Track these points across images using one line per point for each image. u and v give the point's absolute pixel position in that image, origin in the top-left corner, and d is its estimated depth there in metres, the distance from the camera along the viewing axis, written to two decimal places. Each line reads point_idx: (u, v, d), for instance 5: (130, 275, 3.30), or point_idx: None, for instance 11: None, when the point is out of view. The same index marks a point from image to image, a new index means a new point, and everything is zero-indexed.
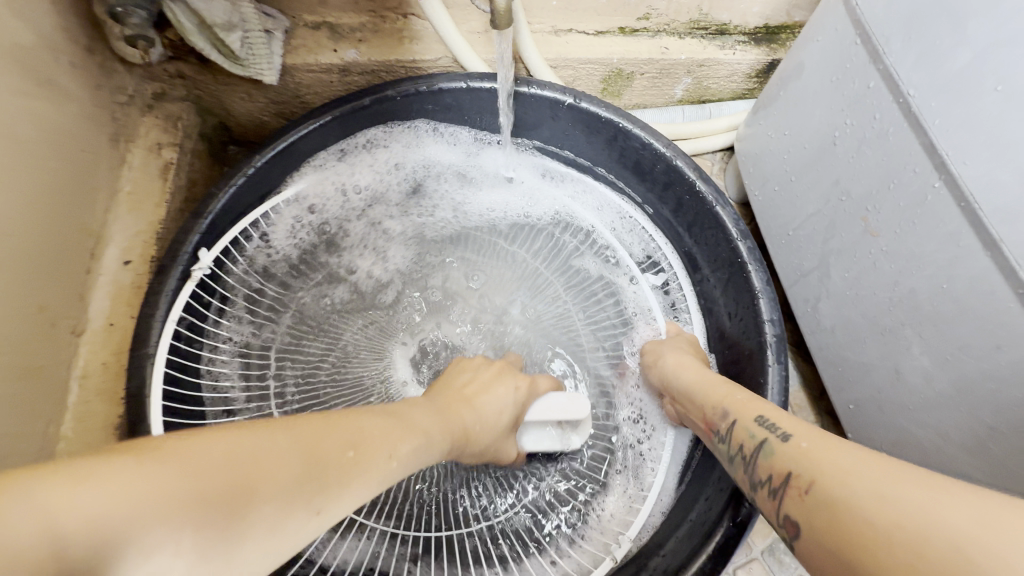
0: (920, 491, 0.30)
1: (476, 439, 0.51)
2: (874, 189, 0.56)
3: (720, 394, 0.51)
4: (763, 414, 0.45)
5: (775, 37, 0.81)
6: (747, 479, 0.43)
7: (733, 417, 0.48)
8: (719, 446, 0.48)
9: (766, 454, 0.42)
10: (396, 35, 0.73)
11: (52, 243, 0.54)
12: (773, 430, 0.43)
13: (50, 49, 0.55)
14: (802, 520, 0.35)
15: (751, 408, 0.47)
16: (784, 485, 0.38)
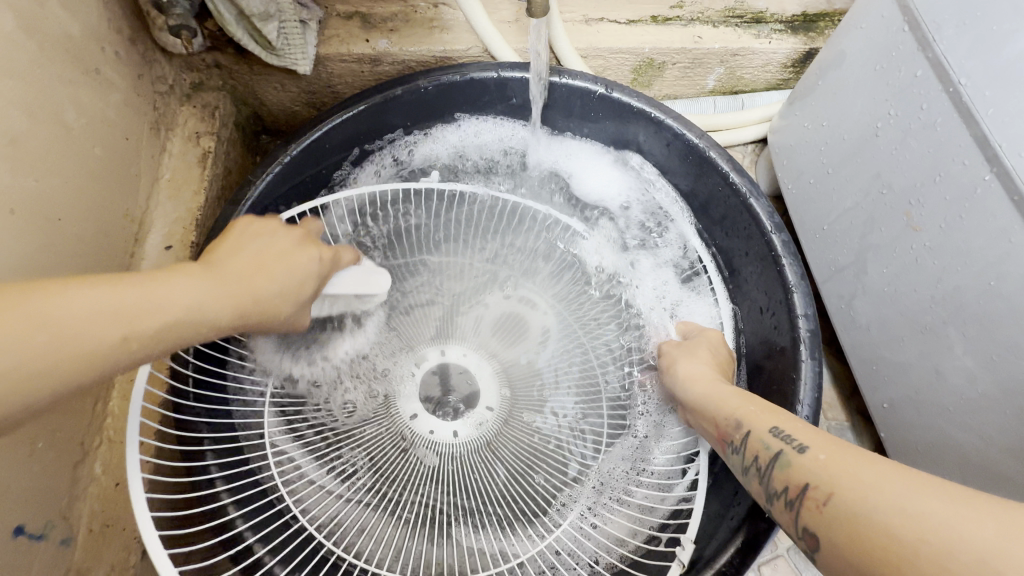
0: (943, 503, 0.30)
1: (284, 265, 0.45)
2: (918, 181, 0.54)
3: (734, 405, 0.49)
4: (777, 427, 0.43)
5: (813, 25, 0.79)
6: (761, 490, 0.42)
7: (745, 429, 0.46)
8: (730, 455, 0.47)
9: (780, 466, 0.41)
10: (426, 25, 0.73)
11: (97, 227, 0.56)
12: (788, 442, 0.42)
13: (97, 40, 0.57)
14: (823, 533, 0.35)
15: (764, 420, 0.45)
16: (800, 497, 0.38)
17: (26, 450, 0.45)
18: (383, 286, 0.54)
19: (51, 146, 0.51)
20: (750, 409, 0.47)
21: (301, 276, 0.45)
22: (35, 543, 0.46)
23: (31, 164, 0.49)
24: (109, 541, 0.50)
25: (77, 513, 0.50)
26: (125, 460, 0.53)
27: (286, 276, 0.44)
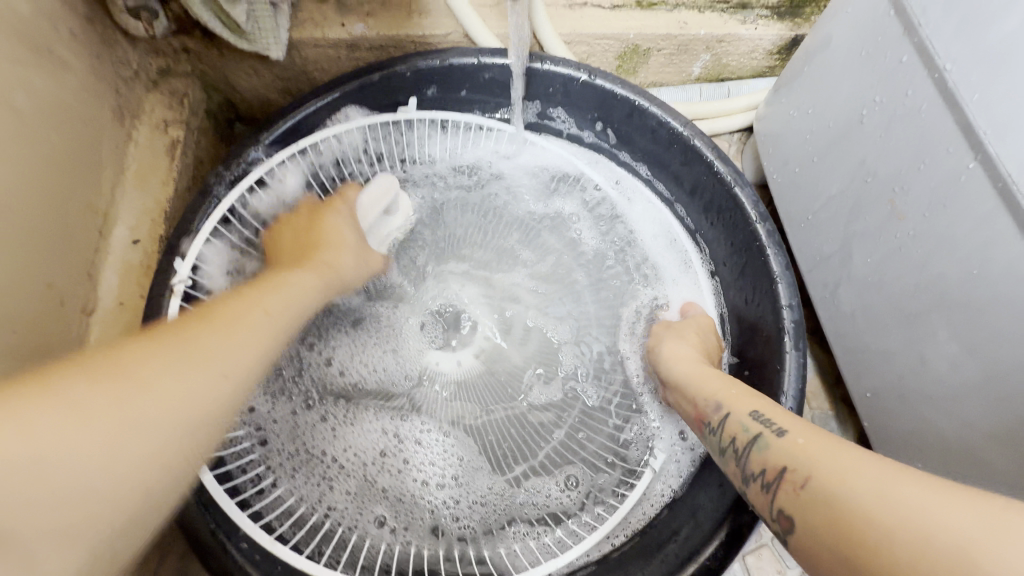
0: (931, 494, 0.29)
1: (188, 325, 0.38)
2: (903, 169, 0.53)
3: (711, 389, 0.49)
4: (756, 411, 0.44)
5: (798, 12, 0.77)
6: (739, 473, 0.42)
7: (724, 411, 0.46)
8: (709, 439, 0.47)
9: (759, 448, 0.40)
10: (405, 9, 0.70)
11: (58, 221, 0.54)
12: (766, 424, 0.41)
13: (48, 22, 0.54)
14: (798, 514, 0.34)
15: (737, 401, 0.46)
16: (777, 479, 0.37)
17: None
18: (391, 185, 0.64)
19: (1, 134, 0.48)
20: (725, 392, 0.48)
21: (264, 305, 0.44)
22: None
23: None
24: None
25: None
26: None
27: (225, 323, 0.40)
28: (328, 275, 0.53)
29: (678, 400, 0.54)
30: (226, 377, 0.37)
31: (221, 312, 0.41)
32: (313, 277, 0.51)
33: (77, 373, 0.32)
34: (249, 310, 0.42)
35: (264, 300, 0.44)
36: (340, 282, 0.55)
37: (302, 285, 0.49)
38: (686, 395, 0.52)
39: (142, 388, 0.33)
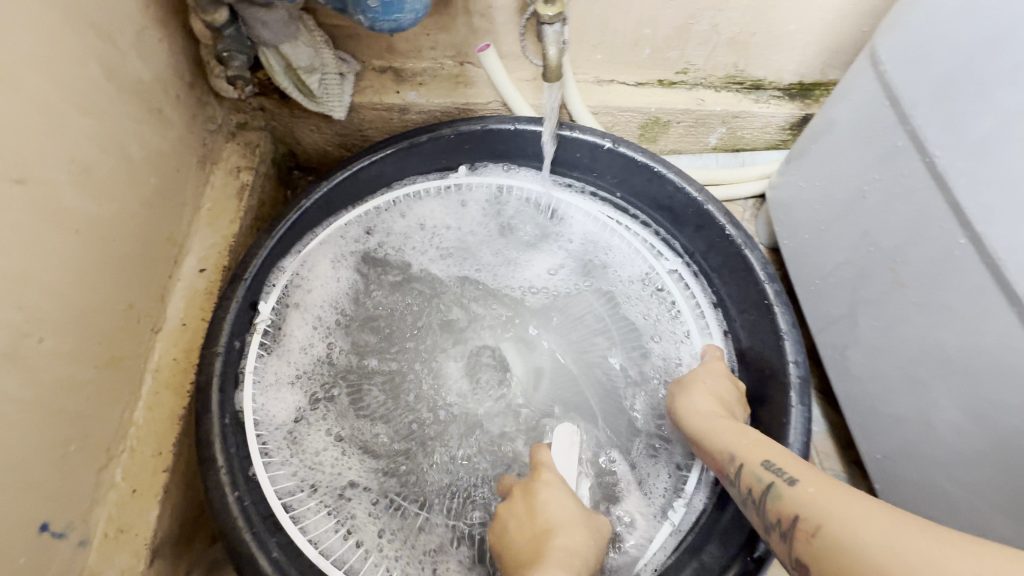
0: (927, 545, 0.32)
1: None
2: (903, 241, 0.57)
3: (725, 441, 0.52)
4: (769, 462, 0.46)
5: (809, 93, 0.85)
6: (760, 522, 0.44)
7: (738, 462, 0.49)
8: (730, 490, 0.49)
9: (773, 497, 0.43)
10: (453, 80, 0.80)
11: (147, 249, 0.60)
12: (780, 474, 0.44)
13: (163, 85, 0.63)
14: (813, 563, 0.36)
15: (753, 452, 0.49)
16: (792, 527, 0.39)
17: (58, 452, 0.47)
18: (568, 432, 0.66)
19: (115, 175, 0.55)
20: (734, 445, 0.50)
21: None
22: (57, 540, 0.47)
23: (97, 189, 0.52)
24: (120, 546, 0.52)
25: (94, 519, 0.52)
26: (146, 468, 0.56)
27: None
28: (574, 563, 0.48)
29: (699, 451, 0.56)
30: None
31: None
32: (561, 574, 0.45)
33: None
34: None
35: None
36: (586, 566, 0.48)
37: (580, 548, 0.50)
38: (705, 448, 0.54)
39: None
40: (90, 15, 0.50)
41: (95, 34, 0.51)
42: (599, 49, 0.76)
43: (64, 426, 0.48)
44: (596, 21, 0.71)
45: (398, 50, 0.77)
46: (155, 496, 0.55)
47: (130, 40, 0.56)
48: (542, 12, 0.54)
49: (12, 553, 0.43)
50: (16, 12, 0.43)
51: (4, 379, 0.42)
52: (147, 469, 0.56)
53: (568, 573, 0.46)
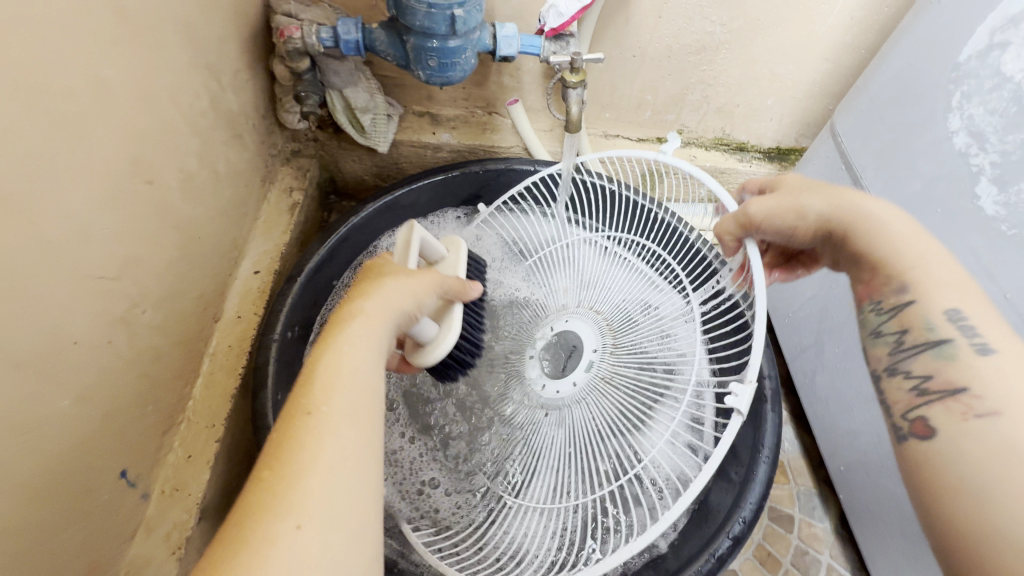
0: None
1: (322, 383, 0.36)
2: (858, 280, 0.69)
3: (876, 257, 0.42)
4: (956, 308, 0.38)
5: (785, 157, 0.98)
6: (886, 355, 0.41)
7: (911, 296, 0.40)
8: (867, 316, 0.43)
9: (939, 355, 0.38)
10: (481, 126, 0.93)
11: (219, 249, 0.70)
12: (966, 332, 0.37)
13: (246, 115, 0.75)
14: (947, 440, 0.34)
15: (937, 271, 0.40)
16: (944, 397, 0.36)
17: (140, 411, 0.55)
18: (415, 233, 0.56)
19: (207, 185, 0.65)
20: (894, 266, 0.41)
21: (351, 349, 0.38)
22: (128, 488, 0.54)
23: (195, 195, 0.63)
24: (175, 503, 0.59)
25: (154, 476, 0.59)
26: (200, 438, 0.63)
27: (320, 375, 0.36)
28: (385, 310, 0.43)
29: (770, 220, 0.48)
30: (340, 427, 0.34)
31: (305, 430, 0.33)
32: (362, 321, 0.41)
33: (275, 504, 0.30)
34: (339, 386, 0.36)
35: (337, 359, 0.37)
36: (410, 308, 0.46)
37: (421, 292, 0.48)
38: (778, 227, 0.48)
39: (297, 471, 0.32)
40: (208, 58, 0.63)
41: (209, 72, 0.63)
42: (608, 109, 0.90)
43: (146, 389, 0.56)
44: (607, 86, 0.85)
45: (437, 98, 0.90)
46: (206, 463, 0.62)
47: (230, 78, 0.68)
48: (568, 77, 0.68)
49: (100, 490, 0.50)
50: (164, 55, 0.54)
51: (119, 340, 0.51)
52: (200, 439, 0.63)
53: (390, 312, 0.44)
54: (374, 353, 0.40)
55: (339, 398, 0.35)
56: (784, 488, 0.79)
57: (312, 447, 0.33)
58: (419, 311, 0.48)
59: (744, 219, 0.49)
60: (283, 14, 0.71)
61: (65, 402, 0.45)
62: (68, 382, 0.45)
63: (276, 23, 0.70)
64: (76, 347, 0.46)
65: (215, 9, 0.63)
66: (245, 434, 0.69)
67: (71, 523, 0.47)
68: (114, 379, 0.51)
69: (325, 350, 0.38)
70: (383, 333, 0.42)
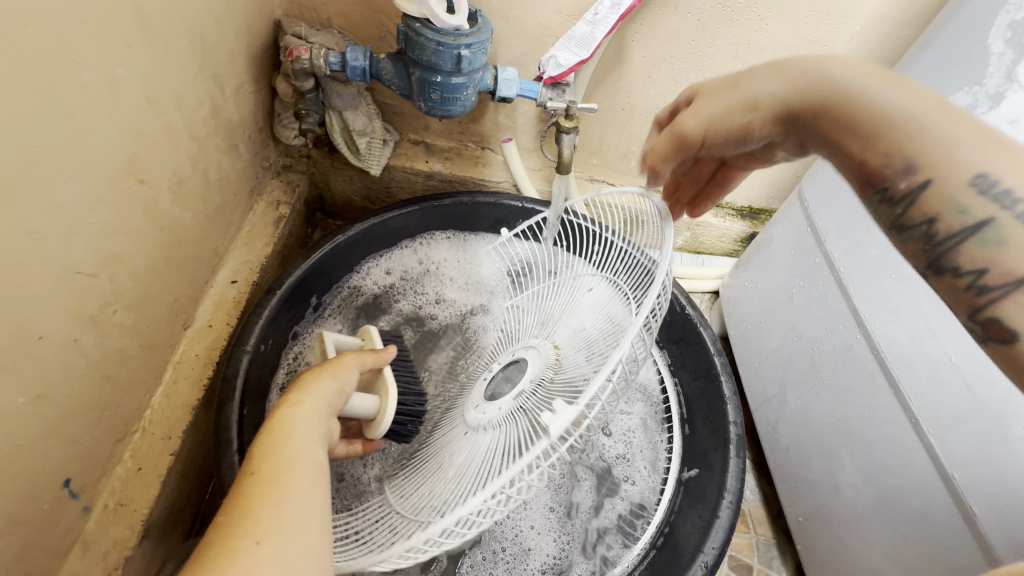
0: None
1: (278, 438, 0.38)
2: (820, 334, 0.73)
3: (864, 136, 0.31)
4: (984, 170, 0.27)
5: (756, 216, 1.04)
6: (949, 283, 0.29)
7: (922, 175, 0.29)
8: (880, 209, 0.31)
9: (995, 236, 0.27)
10: (473, 159, 0.96)
11: (200, 255, 0.69)
12: (1004, 202, 0.27)
13: (243, 126, 0.75)
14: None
15: (938, 126, 0.29)
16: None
17: (95, 415, 0.52)
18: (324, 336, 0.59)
19: (197, 189, 0.65)
20: (878, 127, 0.31)
21: (301, 419, 0.40)
22: (70, 498, 0.51)
23: (183, 198, 0.62)
24: (118, 519, 0.56)
25: (100, 487, 0.55)
26: (155, 449, 0.60)
27: (274, 434, 0.38)
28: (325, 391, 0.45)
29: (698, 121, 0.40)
30: (300, 480, 0.35)
31: (260, 480, 0.34)
32: (315, 396, 0.44)
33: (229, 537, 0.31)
34: (296, 447, 0.37)
35: (285, 426, 0.39)
36: (345, 385, 0.47)
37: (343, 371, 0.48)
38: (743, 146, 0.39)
39: (259, 506, 0.32)
40: (216, 69, 0.64)
41: (215, 82, 0.64)
42: (595, 155, 0.94)
43: (104, 393, 0.54)
44: (596, 134, 0.90)
45: (433, 129, 0.93)
46: (158, 477, 0.59)
47: (234, 88, 0.69)
48: (563, 122, 0.71)
49: (39, 496, 0.47)
50: (174, 63, 0.55)
51: (86, 338, 0.49)
52: (154, 452, 0.60)
53: (321, 394, 0.44)
54: (310, 430, 0.40)
55: (281, 457, 0.36)
56: (744, 537, 0.80)
57: (257, 500, 0.33)
58: (345, 388, 0.47)
59: (681, 139, 0.41)
60: (293, 35, 0.73)
61: (18, 399, 0.43)
62: (26, 379, 0.43)
63: (285, 42, 0.73)
64: (40, 342, 0.44)
65: (228, 23, 0.64)
66: (200, 449, 0.66)
67: (4, 531, 0.44)
68: (75, 377, 0.49)
69: (281, 418, 0.40)
70: (317, 410, 0.43)
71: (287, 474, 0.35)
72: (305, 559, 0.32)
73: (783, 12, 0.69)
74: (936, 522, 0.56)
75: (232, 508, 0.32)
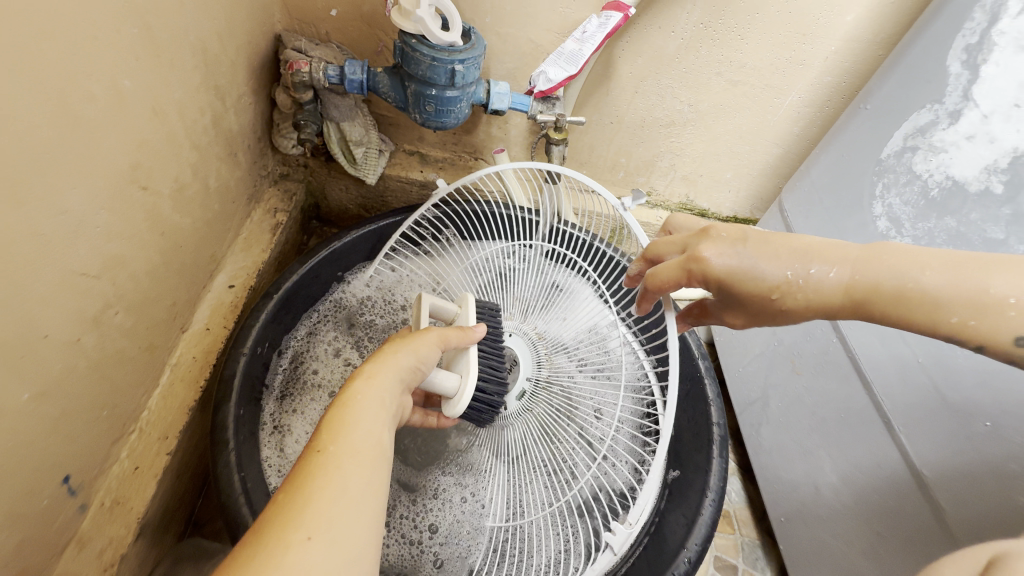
0: None
1: (345, 425, 0.39)
2: (799, 339, 0.75)
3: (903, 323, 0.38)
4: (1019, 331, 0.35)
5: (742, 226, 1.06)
6: None
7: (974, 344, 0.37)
8: None
9: None
10: (467, 169, 0.98)
11: (198, 260, 0.71)
12: None
13: (243, 136, 0.77)
14: None
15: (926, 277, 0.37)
16: None
17: (94, 414, 0.54)
18: (424, 300, 0.56)
19: (197, 196, 0.67)
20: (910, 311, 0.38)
21: (371, 403, 0.42)
22: (68, 495, 0.52)
23: (184, 204, 0.64)
24: (114, 517, 0.57)
25: (97, 486, 0.56)
26: (152, 449, 0.61)
27: (345, 418, 0.39)
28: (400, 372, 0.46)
29: (728, 296, 0.42)
30: (361, 472, 0.36)
31: (326, 466, 0.35)
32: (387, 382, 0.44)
33: (285, 525, 0.32)
34: (364, 436, 0.39)
35: (357, 411, 0.40)
36: (417, 373, 0.48)
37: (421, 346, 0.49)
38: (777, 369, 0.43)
39: (315, 492, 0.34)
40: (218, 81, 0.66)
41: (216, 93, 0.66)
42: (585, 166, 0.97)
43: (104, 393, 0.55)
44: (586, 145, 0.93)
45: (427, 140, 0.96)
46: (154, 476, 0.60)
47: (234, 100, 0.72)
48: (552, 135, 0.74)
49: (37, 492, 0.48)
50: (178, 76, 0.58)
51: (88, 338, 0.51)
52: (151, 451, 0.61)
53: (391, 370, 0.45)
54: (378, 412, 0.41)
55: (345, 441, 0.38)
56: (728, 537, 0.82)
57: (318, 483, 0.34)
58: (421, 367, 0.48)
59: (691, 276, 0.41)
60: (293, 49, 0.76)
61: (22, 396, 0.45)
62: (31, 376, 0.45)
63: (285, 56, 0.75)
64: (45, 341, 0.46)
65: (230, 38, 0.67)
66: (196, 450, 0.67)
67: (4, 526, 0.45)
68: (76, 376, 0.50)
69: (350, 401, 0.41)
70: (386, 390, 0.44)
71: (348, 465, 0.36)
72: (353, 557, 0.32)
73: (760, 32, 0.73)
74: (908, 518, 0.59)
75: (289, 490, 0.34)
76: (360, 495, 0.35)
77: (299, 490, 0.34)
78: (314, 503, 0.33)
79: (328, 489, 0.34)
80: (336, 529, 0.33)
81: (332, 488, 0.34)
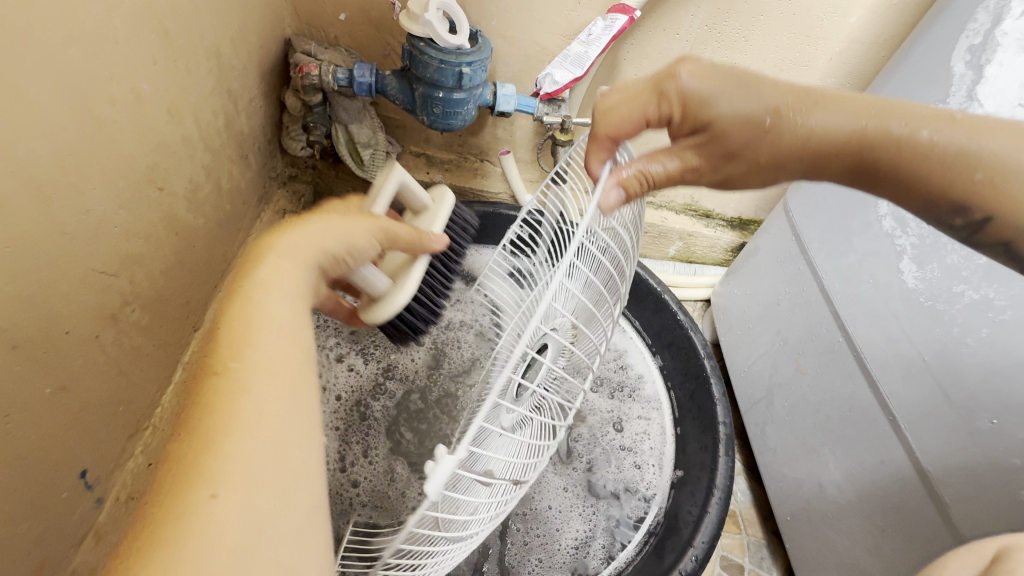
0: None
1: (240, 349, 0.36)
2: (803, 338, 0.75)
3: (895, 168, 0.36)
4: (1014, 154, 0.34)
5: (745, 227, 1.06)
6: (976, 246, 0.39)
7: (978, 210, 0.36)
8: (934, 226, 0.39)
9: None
10: (472, 170, 0.99)
11: (210, 260, 0.71)
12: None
13: (254, 138, 0.79)
14: None
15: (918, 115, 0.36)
16: None
17: (110, 410, 0.55)
18: (394, 172, 0.57)
19: (209, 197, 0.68)
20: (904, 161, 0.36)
21: (280, 296, 0.40)
22: (84, 489, 0.53)
23: (197, 204, 0.65)
24: (128, 511, 0.58)
25: (112, 481, 0.57)
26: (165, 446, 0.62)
27: (243, 336, 0.37)
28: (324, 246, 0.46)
29: (712, 147, 0.40)
30: (270, 397, 0.35)
31: (229, 398, 0.34)
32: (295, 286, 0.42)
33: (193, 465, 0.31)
34: (265, 352, 0.37)
35: (259, 309, 0.38)
36: (337, 258, 0.47)
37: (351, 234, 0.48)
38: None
39: (227, 429, 0.33)
40: (231, 83, 0.68)
41: (229, 95, 0.67)
42: None
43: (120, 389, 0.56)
44: None
45: (433, 142, 0.96)
46: None
47: (246, 102, 0.73)
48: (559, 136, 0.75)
49: (55, 486, 0.49)
50: (193, 78, 0.59)
51: (106, 335, 0.52)
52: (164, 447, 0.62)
53: (311, 251, 0.45)
54: (288, 298, 0.40)
55: (245, 365, 0.36)
56: (733, 537, 0.82)
57: (226, 408, 0.33)
58: (349, 258, 0.49)
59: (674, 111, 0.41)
60: (302, 53, 0.77)
61: (45, 390, 0.45)
62: (53, 371, 0.46)
63: (295, 59, 0.77)
64: (67, 337, 0.47)
65: (243, 42, 0.68)
66: None
67: (25, 519, 0.46)
68: (94, 373, 0.51)
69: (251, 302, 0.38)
70: (302, 274, 0.43)
71: (253, 391, 0.35)
72: (283, 474, 0.33)
73: (763, 34, 0.73)
74: (914, 515, 0.59)
75: (191, 430, 0.32)
76: (277, 408, 0.35)
77: (204, 427, 0.32)
78: (229, 438, 0.32)
79: (238, 419, 0.33)
80: (264, 457, 0.33)
81: (244, 414, 0.34)
